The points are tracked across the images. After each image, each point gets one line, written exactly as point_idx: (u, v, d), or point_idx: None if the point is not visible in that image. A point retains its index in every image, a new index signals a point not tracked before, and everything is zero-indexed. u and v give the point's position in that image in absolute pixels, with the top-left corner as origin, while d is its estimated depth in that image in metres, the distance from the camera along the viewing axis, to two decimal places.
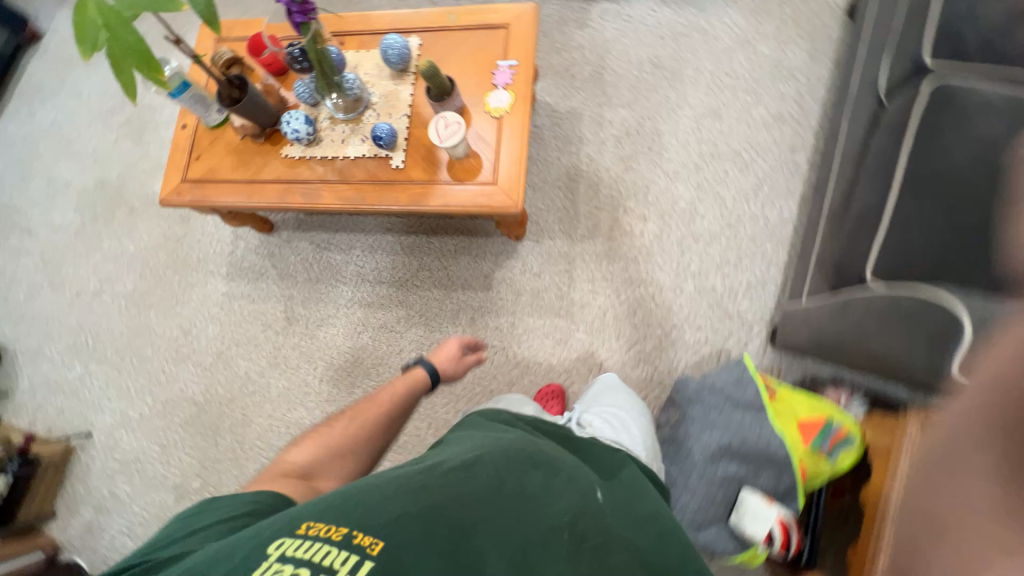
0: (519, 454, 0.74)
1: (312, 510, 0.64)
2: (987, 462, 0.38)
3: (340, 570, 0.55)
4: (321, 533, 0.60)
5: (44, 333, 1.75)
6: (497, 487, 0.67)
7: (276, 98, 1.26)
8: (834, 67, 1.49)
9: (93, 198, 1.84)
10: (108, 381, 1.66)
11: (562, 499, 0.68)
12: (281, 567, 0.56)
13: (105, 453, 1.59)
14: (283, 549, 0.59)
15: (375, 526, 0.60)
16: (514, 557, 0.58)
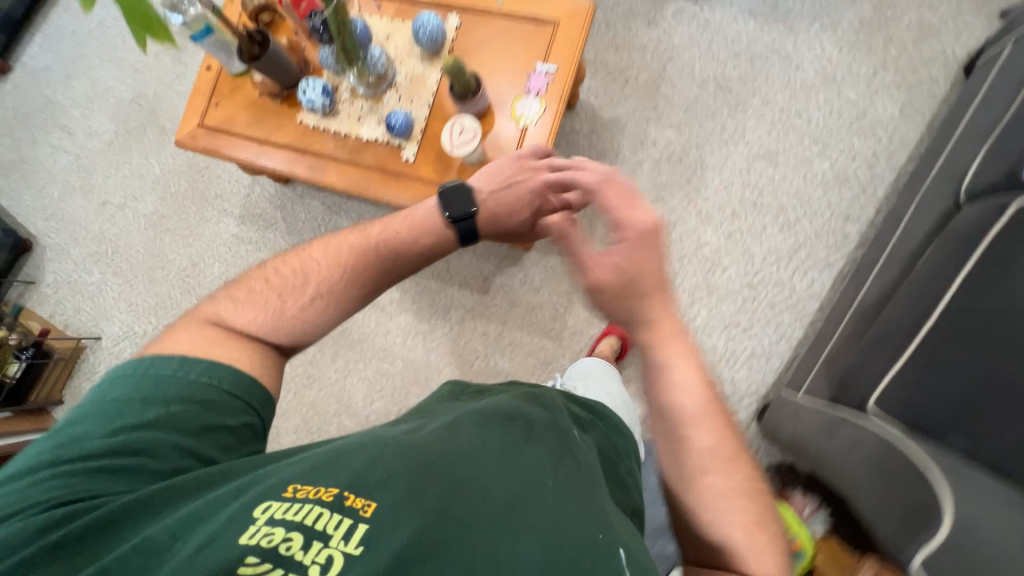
0: (496, 412, 0.67)
1: (292, 469, 0.56)
2: (668, 431, 0.72)
3: (332, 535, 0.49)
4: (310, 494, 0.52)
5: (69, 233, 1.84)
6: (481, 445, 0.60)
7: (299, 57, 1.19)
8: (925, 132, 1.29)
9: (128, 110, 1.85)
10: (121, 293, 1.76)
11: (542, 450, 0.62)
12: (271, 531, 0.49)
13: (110, 359, 1.72)
14: (270, 512, 0.51)
15: (368, 486, 0.53)
16: (505, 508, 0.53)
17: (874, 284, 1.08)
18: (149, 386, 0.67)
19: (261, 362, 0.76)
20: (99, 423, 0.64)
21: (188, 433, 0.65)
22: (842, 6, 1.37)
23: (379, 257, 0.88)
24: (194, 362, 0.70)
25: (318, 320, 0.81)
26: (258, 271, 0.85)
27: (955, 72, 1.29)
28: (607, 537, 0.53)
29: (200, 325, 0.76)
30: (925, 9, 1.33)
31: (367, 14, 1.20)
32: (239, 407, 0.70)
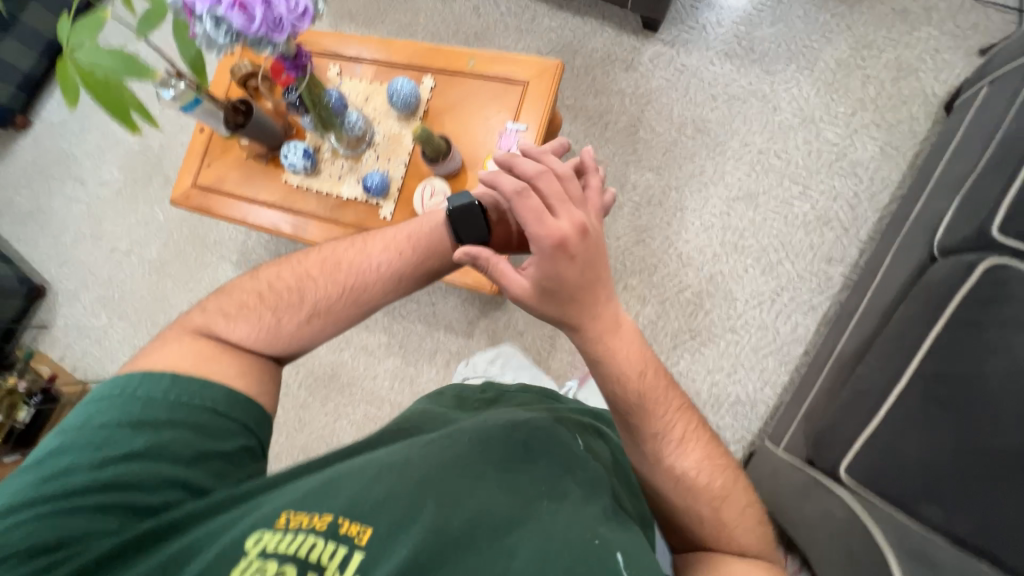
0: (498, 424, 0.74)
1: (284, 499, 0.59)
2: (629, 428, 0.77)
3: (328, 566, 0.53)
4: (303, 524, 0.56)
5: (80, 279, 1.93)
6: (483, 458, 0.67)
7: (283, 121, 1.24)
8: (906, 172, 1.27)
9: (136, 161, 1.95)
10: (126, 337, 1.83)
11: (542, 462, 0.69)
12: (264, 566, 0.53)
13: None
14: (262, 545, 0.55)
15: (361, 512, 0.57)
16: (502, 522, 0.59)
17: (853, 334, 1.06)
18: (138, 413, 0.68)
19: (259, 380, 0.78)
20: (82, 455, 0.64)
21: (185, 459, 0.66)
22: (818, 47, 1.38)
23: (374, 277, 0.86)
24: (185, 384, 0.71)
25: (314, 335, 0.84)
26: (250, 283, 0.85)
27: (936, 111, 1.27)
28: (604, 541, 0.59)
29: (192, 338, 0.78)
30: (902, 48, 1.33)
31: (348, 77, 1.25)
32: (236, 430, 0.72)
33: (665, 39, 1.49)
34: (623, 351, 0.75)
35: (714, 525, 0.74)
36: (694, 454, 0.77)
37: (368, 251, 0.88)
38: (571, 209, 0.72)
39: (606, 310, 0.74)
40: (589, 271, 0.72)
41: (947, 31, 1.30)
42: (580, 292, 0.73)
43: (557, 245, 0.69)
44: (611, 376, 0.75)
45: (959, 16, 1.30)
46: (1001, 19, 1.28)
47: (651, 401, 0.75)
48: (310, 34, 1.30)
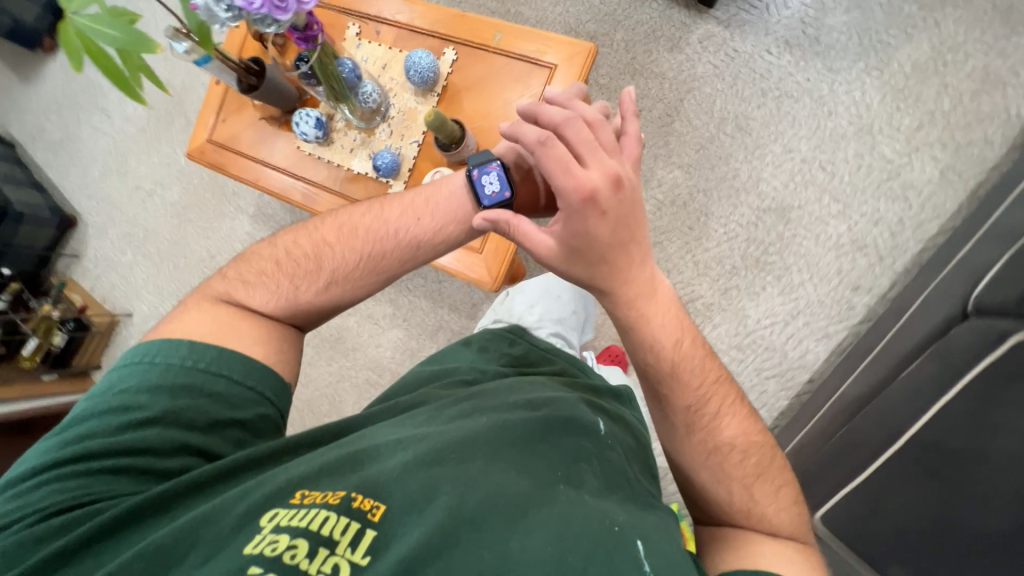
0: (517, 402, 0.73)
1: (300, 474, 0.62)
2: (660, 407, 0.77)
3: (341, 541, 0.55)
4: (317, 500, 0.59)
5: (107, 213, 1.99)
6: (499, 435, 0.66)
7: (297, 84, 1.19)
8: (964, 202, 1.15)
9: (159, 98, 1.93)
10: (149, 275, 1.91)
11: (556, 446, 0.66)
12: (275, 540, 0.55)
13: (139, 335, 1.89)
14: (276, 519, 0.57)
15: (376, 490, 0.60)
16: (512, 508, 0.57)
17: (862, 375, 1.02)
18: (158, 378, 0.71)
19: (279, 347, 0.81)
20: (106, 420, 0.69)
21: (201, 424, 0.70)
22: (893, 45, 1.21)
23: (394, 244, 0.86)
24: (203, 350, 0.74)
25: (334, 302, 0.85)
26: (268, 252, 0.87)
27: (1015, 135, 1.13)
28: (623, 530, 0.55)
29: (212, 305, 0.80)
30: (993, 55, 1.15)
31: (368, 40, 1.18)
32: (251, 395, 0.74)
33: (720, 19, 1.33)
34: (657, 319, 0.76)
35: (743, 502, 0.72)
36: (729, 429, 0.75)
37: (384, 220, 0.87)
38: (603, 160, 0.74)
39: (641, 274, 0.76)
40: (620, 230, 0.75)
41: None
42: (610, 253, 0.75)
43: (585, 200, 0.72)
44: (639, 343, 0.76)
45: None
46: None
47: (683, 370, 0.75)
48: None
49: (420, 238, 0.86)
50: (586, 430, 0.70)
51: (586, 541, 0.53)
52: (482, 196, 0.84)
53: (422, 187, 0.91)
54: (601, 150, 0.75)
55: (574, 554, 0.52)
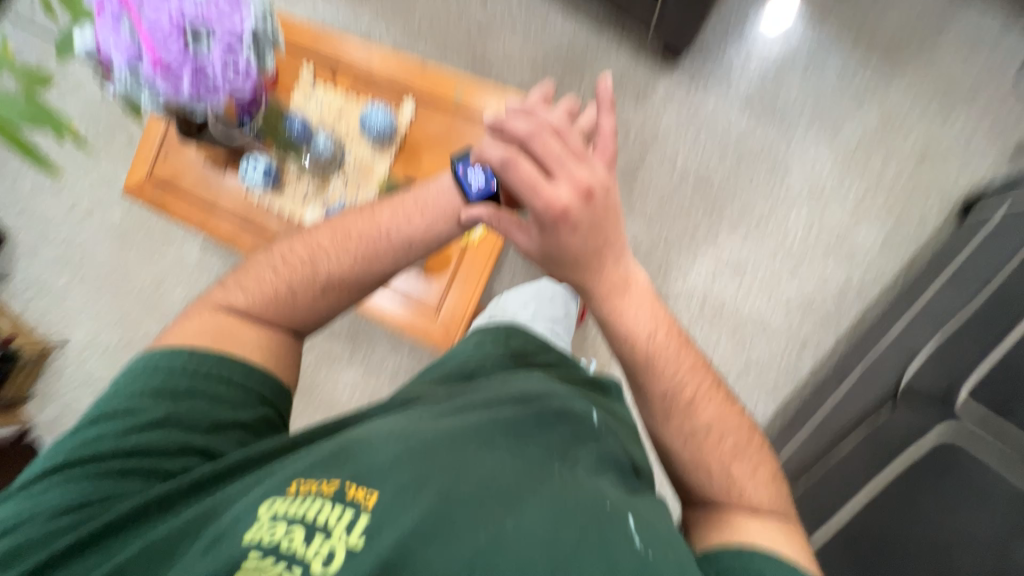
0: (505, 398, 0.73)
1: (298, 467, 0.60)
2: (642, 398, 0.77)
3: (336, 529, 0.53)
4: (314, 490, 0.57)
5: (40, 231, 1.83)
6: (493, 427, 0.66)
7: None
8: (903, 268, 1.21)
9: (98, 108, 1.77)
10: (88, 301, 1.77)
11: (547, 435, 0.67)
12: (275, 526, 0.54)
13: (76, 365, 1.76)
14: (273, 508, 0.56)
15: (366, 477, 0.58)
16: (503, 494, 0.57)
17: (805, 440, 1.06)
18: (160, 383, 0.71)
19: (278, 354, 0.81)
20: (106, 424, 0.68)
21: (202, 427, 0.70)
22: (845, 112, 1.26)
23: (392, 244, 0.84)
24: (204, 356, 0.74)
25: (332, 306, 0.84)
26: (265, 260, 0.85)
27: (949, 208, 1.19)
28: (615, 505, 0.59)
29: (213, 315, 0.79)
30: (934, 129, 1.21)
31: (323, 83, 1.13)
32: (251, 399, 0.74)
33: (685, 72, 1.34)
34: (632, 312, 0.76)
35: (723, 481, 0.71)
36: (707, 412, 0.74)
37: (376, 222, 0.86)
38: (577, 172, 0.69)
39: (615, 272, 0.75)
40: (596, 236, 0.72)
41: (987, 120, 1.19)
42: (586, 258, 0.72)
43: (557, 218, 0.68)
44: (615, 333, 0.77)
45: (1005, 103, 1.18)
46: None
47: (659, 359, 0.75)
48: (283, 22, 1.15)
49: (409, 235, 0.85)
50: (575, 419, 0.71)
51: (577, 518, 0.55)
52: (469, 193, 0.84)
53: (412, 189, 0.90)
54: (572, 162, 0.69)
55: (567, 531, 0.54)
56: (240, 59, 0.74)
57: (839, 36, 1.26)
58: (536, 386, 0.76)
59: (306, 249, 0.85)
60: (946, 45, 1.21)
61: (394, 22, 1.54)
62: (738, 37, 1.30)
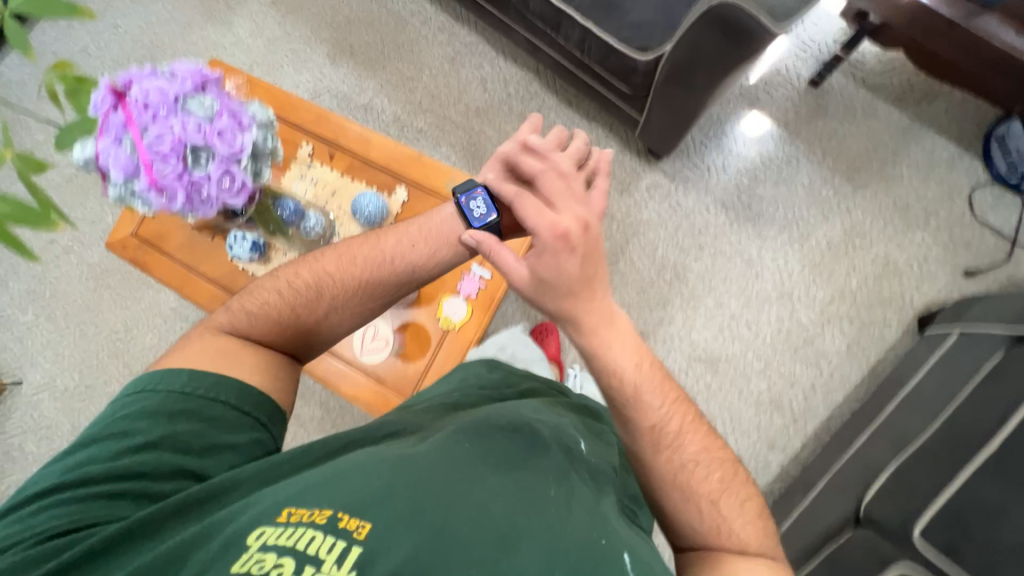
0: (497, 422, 0.71)
1: (284, 493, 0.56)
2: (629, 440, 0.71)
3: (325, 560, 0.48)
4: (303, 517, 0.53)
5: (11, 263, 1.78)
6: (484, 457, 0.64)
7: None
8: (866, 376, 1.26)
9: None
10: (52, 340, 1.71)
11: (544, 465, 0.65)
12: (263, 558, 0.49)
13: (26, 408, 1.66)
14: (262, 539, 0.51)
15: (363, 507, 0.54)
16: (498, 532, 0.54)
17: None
18: (156, 404, 0.67)
19: (278, 375, 0.78)
20: (101, 447, 0.64)
21: (195, 451, 0.65)
22: (813, 223, 1.34)
23: (395, 271, 0.85)
24: (201, 379, 0.70)
25: (333, 328, 0.83)
26: (270, 283, 0.84)
27: (908, 322, 1.26)
28: (610, 543, 0.55)
29: (213, 336, 0.76)
30: (892, 246, 1.30)
31: (320, 161, 1.16)
32: (247, 424, 0.70)
33: (667, 171, 1.43)
34: (617, 344, 0.72)
35: (713, 518, 0.67)
36: (693, 445, 0.71)
37: (381, 248, 0.87)
38: (574, 208, 0.76)
39: (602, 305, 0.73)
40: (592, 261, 0.74)
41: (940, 242, 1.28)
42: (579, 287, 0.72)
43: (557, 241, 0.72)
44: (600, 371, 0.72)
45: (956, 229, 1.28)
46: (994, 244, 1.26)
47: (648, 393, 0.71)
48: (287, 100, 1.20)
49: (413, 260, 0.86)
50: (566, 451, 0.69)
51: (576, 558, 0.53)
52: (471, 220, 0.85)
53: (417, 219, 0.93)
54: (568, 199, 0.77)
55: (562, 567, 0.51)
56: (239, 175, 0.64)
57: (807, 154, 1.37)
58: (524, 413, 0.75)
59: (311, 274, 0.85)
60: (902, 171, 1.32)
61: (397, 97, 1.61)
62: (716, 145, 1.41)
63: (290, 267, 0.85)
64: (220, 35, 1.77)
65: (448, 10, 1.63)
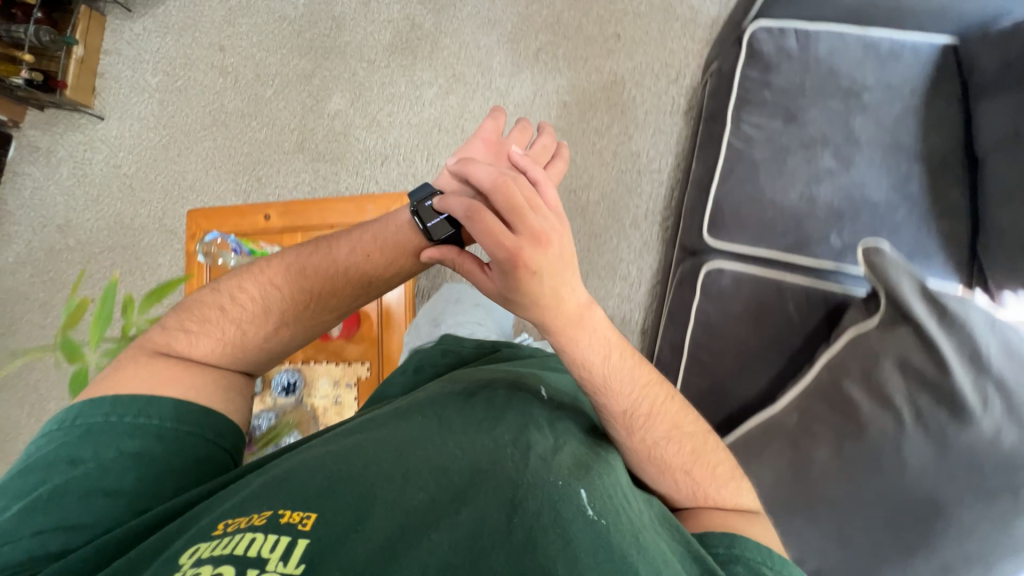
0: (451, 397, 0.67)
1: (221, 510, 0.51)
2: (617, 433, 0.64)
3: (269, 559, 0.44)
4: (243, 525, 0.47)
5: (185, 23, 1.69)
6: (435, 430, 0.60)
7: None
8: None
9: (319, 24, 1.61)
10: (146, 117, 1.69)
11: (501, 435, 0.59)
12: (199, 572, 0.43)
13: (89, 140, 1.72)
14: (198, 554, 0.46)
15: (306, 500, 0.50)
16: (446, 499, 0.50)
17: None
18: (80, 440, 0.58)
19: (232, 397, 0.69)
20: (27, 496, 0.55)
21: (125, 489, 0.56)
22: None
23: (351, 285, 0.75)
24: (128, 405, 0.61)
25: (289, 345, 0.74)
26: (211, 297, 0.73)
27: None
28: (567, 483, 0.52)
29: (147, 361, 0.66)
30: None
31: (358, 393, 1.08)
32: (193, 440, 0.62)
33: None
34: (585, 349, 0.61)
35: (688, 485, 0.64)
36: (663, 426, 0.64)
37: (331, 258, 0.75)
38: (535, 216, 0.55)
39: (574, 304, 0.58)
40: (559, 275, 0.56)
41: None
42: (542, 301, 0.56)
43: (514, 265, 0.53)
44: (566, 368, 0.62)
45: None
46: None
47: (614, 386, 0.63)
48: (402, 312, 1.10)
49: (370, 275, 0.75)
50: (523, 402, 0.66)
51: (530, 502, 0.49)
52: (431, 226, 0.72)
53: (366, 224, 0.79)
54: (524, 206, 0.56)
55: (520, 516, 0.48)
56: None
57: None
58: (470, 386, 0.69)
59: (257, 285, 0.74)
60: None
61: None
62: None
63: (232, 277, 0.75)
64: (500, 68, 1.50)
65: (648, 314, 1.37)
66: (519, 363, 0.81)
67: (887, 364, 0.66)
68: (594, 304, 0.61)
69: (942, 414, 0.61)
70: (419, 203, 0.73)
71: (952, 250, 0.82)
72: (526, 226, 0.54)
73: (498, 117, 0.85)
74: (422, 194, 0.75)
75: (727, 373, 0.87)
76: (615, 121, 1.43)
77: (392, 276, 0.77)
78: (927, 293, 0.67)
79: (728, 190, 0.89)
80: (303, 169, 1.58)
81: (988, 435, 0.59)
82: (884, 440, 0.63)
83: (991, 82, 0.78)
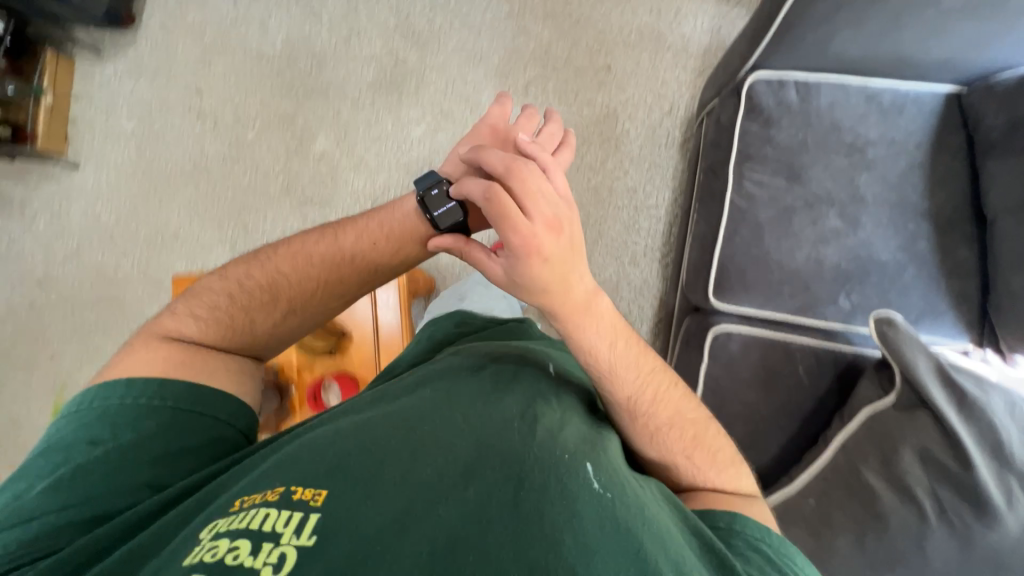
0: (463, 370, 0.63)
1: (236, 487, 0.49)
2: (618, 416, 0.62)
3: (284, 532, 0.42)
4: (256, 501, 0.45)
5: (157, 65, 1.62)
6: (446, 402, 0.57)
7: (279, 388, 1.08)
8: None
9: (298, 64, 1.55)
10: (123, 164, 1.63)
11: (510, 408, 0.56)
12: (215, 545, 0.42)
13: (64, 190, 1.65)
14: (214, 527, 0.44)
15: (318, 474, 0.47)
16: (456, 473, 0.47)
17: None
18: (97, 422, 0.57)
19: (244, 383, 0.68)
20: (48, 474, 0.54)
21: (141, 474, 0.55)
22: None
23: (356, 273, 0.73)
24: (141, 389, 0.59)
25: (293, 331, 0.73)
26: (219, 282, 0.71)
27: None
28: (573, 458, 0.50)
29: (155, 346, 0.64)
30: None
31: None
32: (207, 424, 0.60)
33: None
34: (590, 336, 0.59)
35: (688, 470, 0.61)
36: (665, 412, 0.62)
37: (337, 246, 0.73)
38: (546, 203, 0.55)
39: (579, 289, 0.57)
40: (568, 264, 0.55)
41: None
42: (555, 288, 0.55)
43: (528, 253, 0.52)
44: (572, 355, 0.61)
45: None
46: None
47: (620, 370, 0.60)
48: None
49: (376, 262, 0.73)
50: (538, 377, 0.63)
51: (538, 477, 0.46)
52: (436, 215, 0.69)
53: (372, 210, 0.77)
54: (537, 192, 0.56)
55: (529, 490, 0.45)
56: None
57: None
58: (482, 358, 0.66)
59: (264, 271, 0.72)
60: None
61: None
62: None
63: (239, 263, 0.73)
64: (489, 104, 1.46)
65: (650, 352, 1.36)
66: (530, 339, 0.78)
67: (907, 454, 0.66)
68: (600, 293, 0.60)
69: (965, 512, 0.61)
70: (427, 188, 0.70)
71: (962, 310, 0.80)
72: (540, 214, 0.54)
73: (505, 104, 0.79)
74: (427, 181, 0.71)
75: (738, 441, 0.85)
76: (609, 156, 1.40)
77: (395, 268, 0.75)
78: (944, 377, 0.67)
79: (733, 251, 0.87)
80: (291, 215, 1.54)
81: (1009, 531, 0.59)
82: (906, 532, 0.63)
83: (998, 140, 0.76)
